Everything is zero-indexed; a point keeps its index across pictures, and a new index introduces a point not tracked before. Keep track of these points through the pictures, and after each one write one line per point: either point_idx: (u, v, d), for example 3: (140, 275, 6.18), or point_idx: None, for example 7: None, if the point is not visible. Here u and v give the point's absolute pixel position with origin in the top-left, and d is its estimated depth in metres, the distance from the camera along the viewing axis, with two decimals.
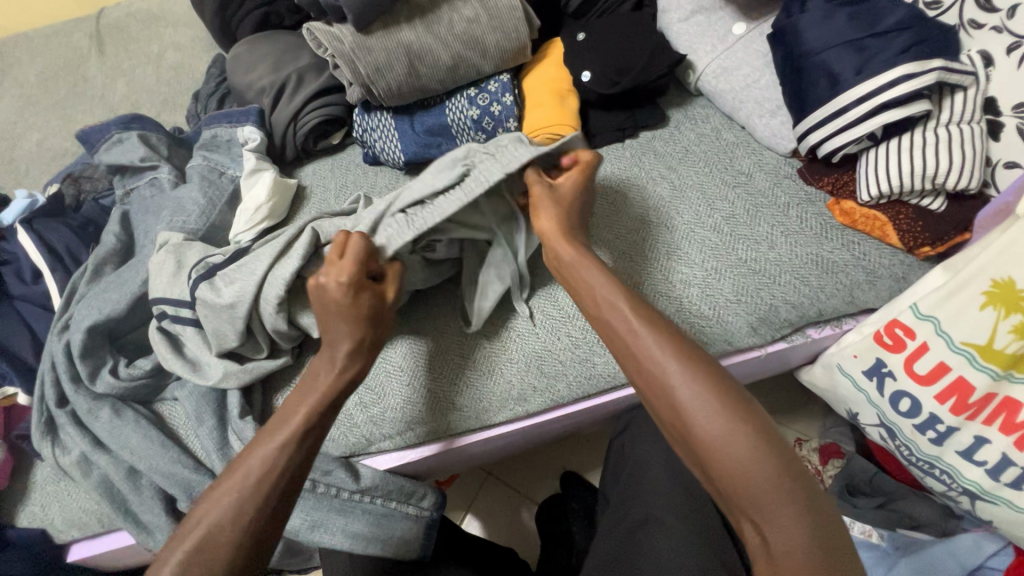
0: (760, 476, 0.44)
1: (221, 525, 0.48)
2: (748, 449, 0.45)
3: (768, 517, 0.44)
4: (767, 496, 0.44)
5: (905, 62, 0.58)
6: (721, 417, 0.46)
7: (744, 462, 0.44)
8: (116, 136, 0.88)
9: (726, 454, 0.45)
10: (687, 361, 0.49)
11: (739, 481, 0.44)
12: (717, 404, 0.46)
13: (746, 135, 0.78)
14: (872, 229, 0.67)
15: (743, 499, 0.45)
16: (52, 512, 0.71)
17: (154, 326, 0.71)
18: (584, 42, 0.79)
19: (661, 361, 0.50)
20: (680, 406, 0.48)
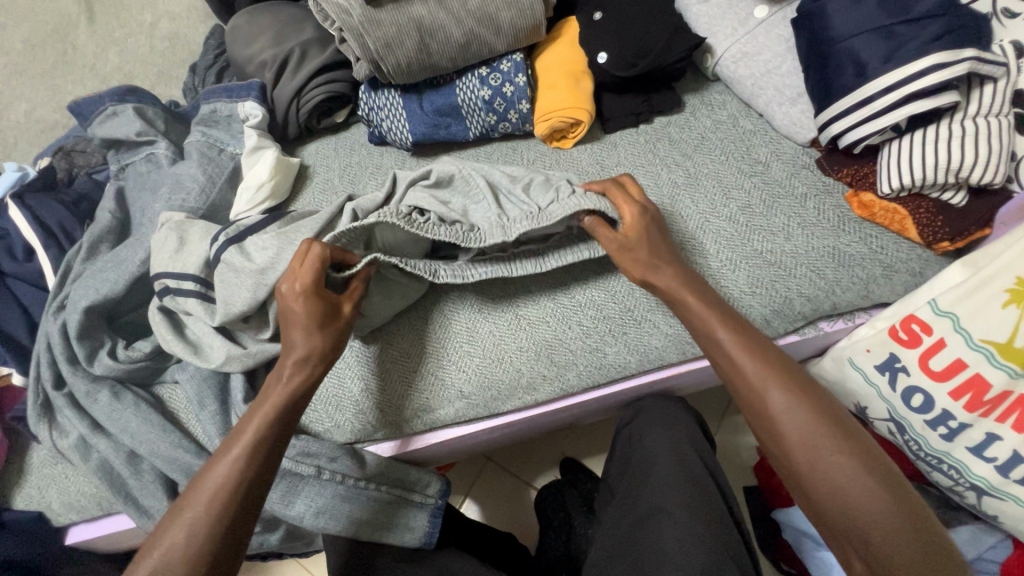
0: (876, 510, 0.46)
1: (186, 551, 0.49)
2: (865, 485, 0.47)
3: (881, 546, 0.46)
4: (886, 527, 0.45)
5: (936, 51, 0.57)
6: (834, 453, 0.48)
7: (862, 498, 0.46)
8: (111, 108, 0.85)
9: (840, 493, 0.47)
10: (800, 401, 0.50)
11: (856, 515, 0.46)
12: (834, 443, 0.48)
13: (763, 123, 0.77)
14: (891, 222, 0.65)
15: (858, 532, 0.46)
16: (50, 494, 0.70)
17: (155, 306, 0.68)
18: (600, 21, 0.76)
19: (778, 400, 0.51)
20: (798, 443, 0.49)
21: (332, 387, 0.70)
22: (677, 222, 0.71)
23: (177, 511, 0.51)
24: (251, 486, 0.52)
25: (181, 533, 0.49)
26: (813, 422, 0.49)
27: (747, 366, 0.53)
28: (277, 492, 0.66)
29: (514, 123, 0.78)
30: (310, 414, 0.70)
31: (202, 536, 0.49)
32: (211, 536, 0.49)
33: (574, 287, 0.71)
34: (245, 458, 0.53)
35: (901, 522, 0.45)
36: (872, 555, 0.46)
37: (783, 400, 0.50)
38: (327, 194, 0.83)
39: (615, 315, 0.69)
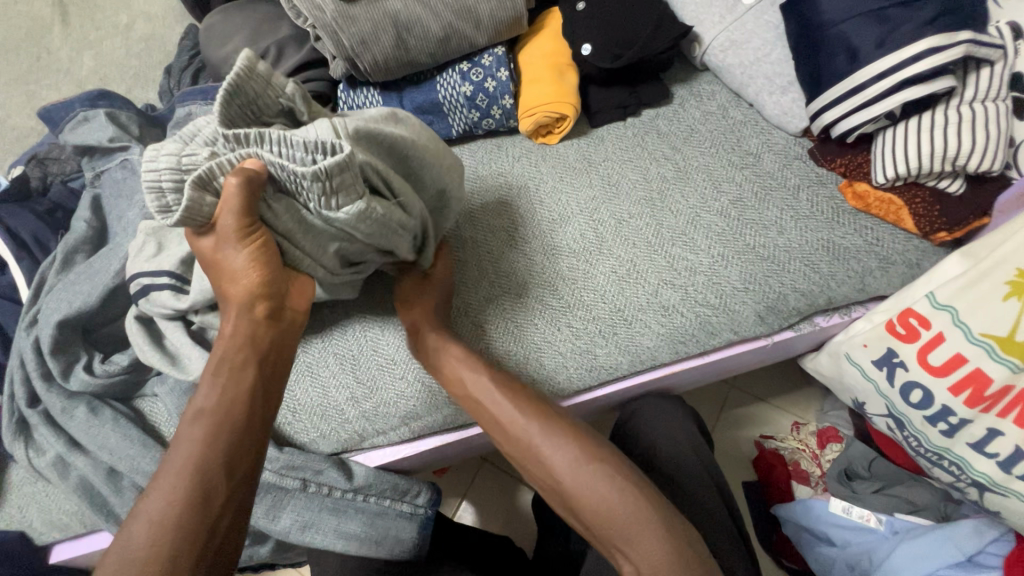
0: (621, 508, 0.49)
1: (171, 522, 0.43)
2: (601, 485, 0.51)
3: (639, 547, 0.48)
4: (634, 526, 0.49)
5: (930, 35, 0.54)
6: (574, 453, 0.52)
7: (602, 501, 0.50)
8: (83, 114, 0.83)
9: (587, 495, 0.51)
10: (542, 415, 0.55)
11: (604, 522, 0.50)
12: (576, 451, 0.53)
13: (753, 113, 0.74)
14: (887, 213, 0.64)
15: (614, 538, 0.50)
16: (30, 513, 0.68)
17: (133, 318, 0.66)
18: (584, 11, 0.74)
19: (532, 427, 0.55)
20: (558, 463, 0.52)
21: (317, 398, 0.68)
22: (670, 218, 0.69)
23: (154, 485, 0.45)
24: (236, 446, 0.47)
25: (154, 510, 0.43)
26: (561, 433, 0.54)
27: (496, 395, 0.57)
28: (262, 506, 0.65)
29: (497, 119, 0.76)
30: (295, 425, 0.67)
31: (184, 498, 0.44)
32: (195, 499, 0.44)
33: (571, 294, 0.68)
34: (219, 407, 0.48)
35: (643, 513, 0.49)
36: (631, 557, 0.49)
37: (523, 415, 0.55)
38: None
39: (605, 315, 0.66)
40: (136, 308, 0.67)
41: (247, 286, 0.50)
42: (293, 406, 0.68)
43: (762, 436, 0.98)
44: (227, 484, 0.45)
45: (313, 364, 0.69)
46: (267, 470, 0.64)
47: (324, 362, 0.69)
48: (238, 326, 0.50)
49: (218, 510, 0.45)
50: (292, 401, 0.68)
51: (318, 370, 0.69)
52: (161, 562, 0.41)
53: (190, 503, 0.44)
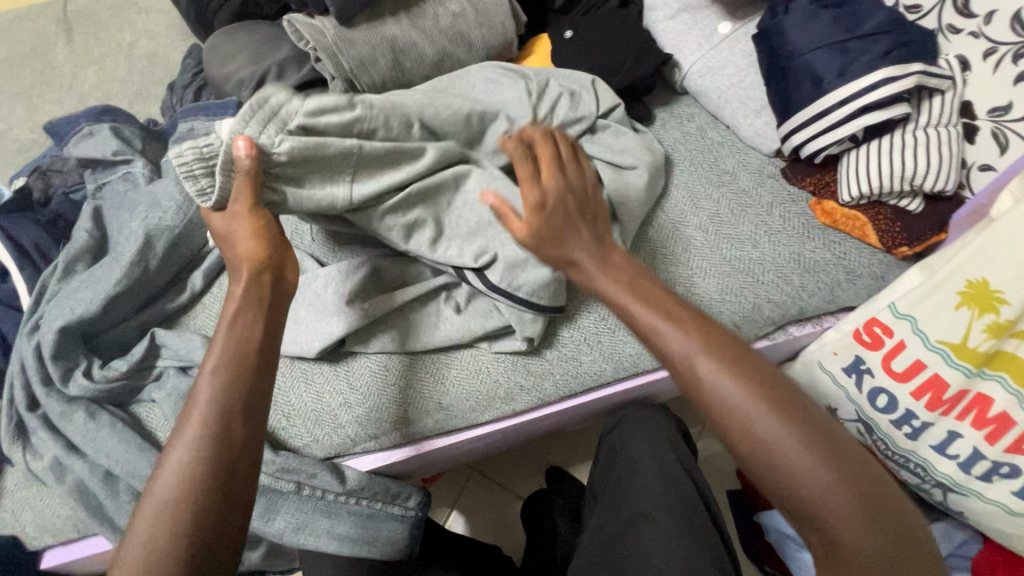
0: (839, 499, 0.40)
1: (195, 472, 0.43)
2: (792, 444, 0.41)
3: (808, 495, 0.40)
4: (809, 475, 0.40)
5: (886, 65, 0.59)
6: (805, 451, 0.41)
7: (794, 458, 0.41)
8: (88, 128, 0.85)
9: (805, 483, 0.40)
10: (742, 370, 0.43)
11: (769, 463, 0.41)
12: (732, 373, 0.43)
13: (730, 134, 0.79)
14: (853, 228, 0.68)
15: (774, 471, 0.41)
16: (25, 517, 0.69)
17: (150, 334, 0.72)
18: (571, 39, 0.79)
19: (709, 366, 0.44)
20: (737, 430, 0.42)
21: (312, 403, 0.70)
22: (653, 232, 0.72)
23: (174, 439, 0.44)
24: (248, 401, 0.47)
25: (175, 465, 0.43)
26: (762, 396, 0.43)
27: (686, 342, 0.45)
28: (257, 508, 0.66)
29: None
30: (290, 431, 0.70)
31: (208, 448, 0.44)
32: (213, 451, 0.44)
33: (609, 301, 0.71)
34: (221, 363, 0.47)
35: (853, 495, 0.40)
36: (822, 518, 0.40)
37: (726, 381, 0.43)
38: None
39: (616, 323, 0.70)
40: (159, 328, 0.73)
41: (251, 255, 0.52)
42: (287, 412, 0.70)
43: None
44: (246, 425, 0.46)
45: (308, 372, 0.71)
46: (262, 473, 0.66)
47: (318, 369, 0.71)
48: (243, 288, 0.51)
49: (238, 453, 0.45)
50: (288, 407, 0.70)
51: (312, 377, 0.71)
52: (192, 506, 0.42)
53: (213, 448, 0.44)
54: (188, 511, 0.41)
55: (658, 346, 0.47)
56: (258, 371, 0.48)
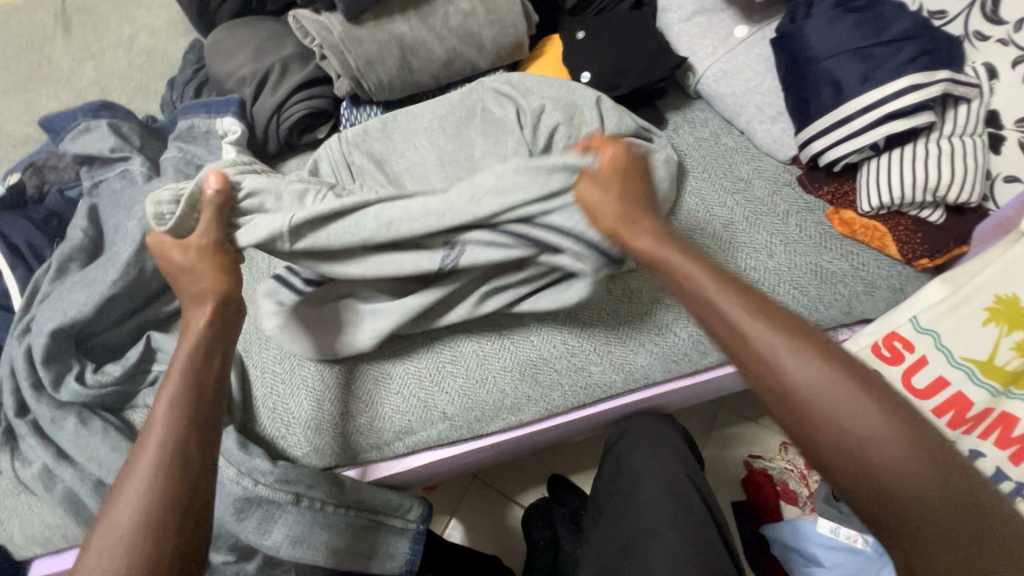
0: (925, 487, 0.36)
1: (142, 515, 0.41)
2: (870, 421, 0.37)
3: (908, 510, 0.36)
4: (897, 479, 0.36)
5: (911, 72, 0.58)
6: (886, 430, 0.37)
7: (874, 452, 0.37)
8: (85, 124, 0.83)
9: (883, 462, 0.36)
10: (811, 345, 0.40)
11: (852, 469, 0.37)
12: (748, 299, 0.43)
13: (745, 140, 0.77)
14: (872, 239, 0.66)
15: (874, 486, 0.37)
16: (12, 526, 0.67)
17: (145, 338, 0.70)
18: (584, 40, 0.77)
19: (773, 344, 0.41)
20: (816, 412, 0.38)
21: (311, 412, 0.68)
22: None
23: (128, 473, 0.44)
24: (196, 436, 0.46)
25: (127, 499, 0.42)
26: (840, 377, 0.39)
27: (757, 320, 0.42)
28: (253, 520, 0.64)
29: None
30: (288, 439, 0.67)
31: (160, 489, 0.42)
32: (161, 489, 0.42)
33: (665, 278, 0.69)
34: (181, 396, 0.47)
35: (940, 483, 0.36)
36: (915, 524, 0.36)
37: (802, 364, 0.39)
38: None
39: (675, 305, 0.68)
40: (154, 332, 0.70)
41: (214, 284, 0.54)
42: (286, 421, 0.68)
43: (751, 455, 1.01)
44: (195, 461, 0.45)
45: (307, 378, 0.69)
46: (258, 484, 0.64)
47: (317, 375, 0.69)
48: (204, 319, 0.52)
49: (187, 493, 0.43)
50: (286, 414, 0.68)
51: (312, 385, 0.68)
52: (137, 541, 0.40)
53: (161, 486, 0.43)
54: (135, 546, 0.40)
55: (717, 337, 0.44)
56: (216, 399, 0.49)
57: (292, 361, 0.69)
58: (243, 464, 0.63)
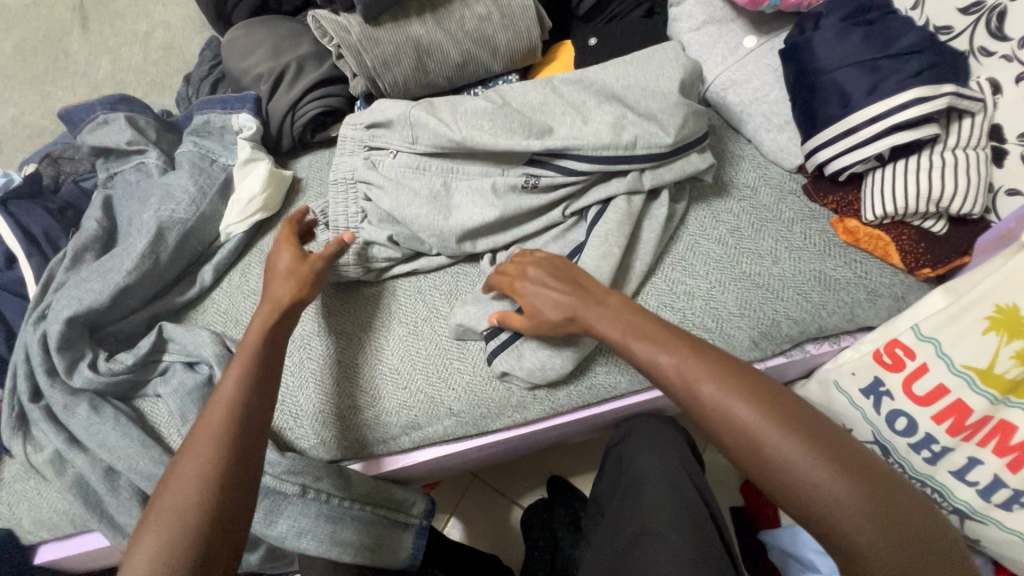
0: (836, 497, 0.41)
1: (200, 485, 0.47)
2: (780, 440, 0.43)
3: (846, 531, 0.41)
4: (840, 503, 0.41)
5: (918, 85, 0.59)
6: (807, 456, 0.42)
7: (817, 482, 0.41)
8: (102, 116, 0.83)
9: (809, 487, 0.41)
10: (739, 382, 0.46)
11: (792, 496, 0.42)
12: (709, 370, 0.47)
13: (752, 148, 0.78)
14: (875, 248, 0.67)
15: (803, 508, 0.42)
16: (20, 510, 0.68)
17: (157, 328, 0.71)
18: (595, 47, 0.79)
19: (711, 389, 0.46)
20: (749, 447, 0.44)
21: (320, 403, 0.69)
22: (676, 245, 0.72)
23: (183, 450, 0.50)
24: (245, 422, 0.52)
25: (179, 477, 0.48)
26: (765, 408, 0.44)
27: (681, 363, 0.48)
28: (259, 511, 0.65)
29: None
30: (296, 431, 0.68)
31: (209, 466, 0.48)
32: (212, 472, 0.48)
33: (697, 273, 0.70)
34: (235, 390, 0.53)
35: (845, 487, 0.41)
36: (826, 522, 0.41)
37: (725, 397, 0.45)
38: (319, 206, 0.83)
39: (700, 304, 0.68)
40: (168, 322, 0.71)
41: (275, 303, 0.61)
42: (294, 413, 0.69)
43: None
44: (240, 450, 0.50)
45: (317, 371, 0.70)
46: (267, 474, 0.65)
47: (327, 368, 0.70)
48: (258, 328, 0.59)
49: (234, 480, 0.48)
50: (295, 406, 0.69)
51: (321, 378, 0.70)
52: (189, 516, 0.46)
53: (214, 465, 0.48)
54: (183, 521, 0.45)
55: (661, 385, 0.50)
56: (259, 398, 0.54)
57: (302, 353, 0.71)
58: None
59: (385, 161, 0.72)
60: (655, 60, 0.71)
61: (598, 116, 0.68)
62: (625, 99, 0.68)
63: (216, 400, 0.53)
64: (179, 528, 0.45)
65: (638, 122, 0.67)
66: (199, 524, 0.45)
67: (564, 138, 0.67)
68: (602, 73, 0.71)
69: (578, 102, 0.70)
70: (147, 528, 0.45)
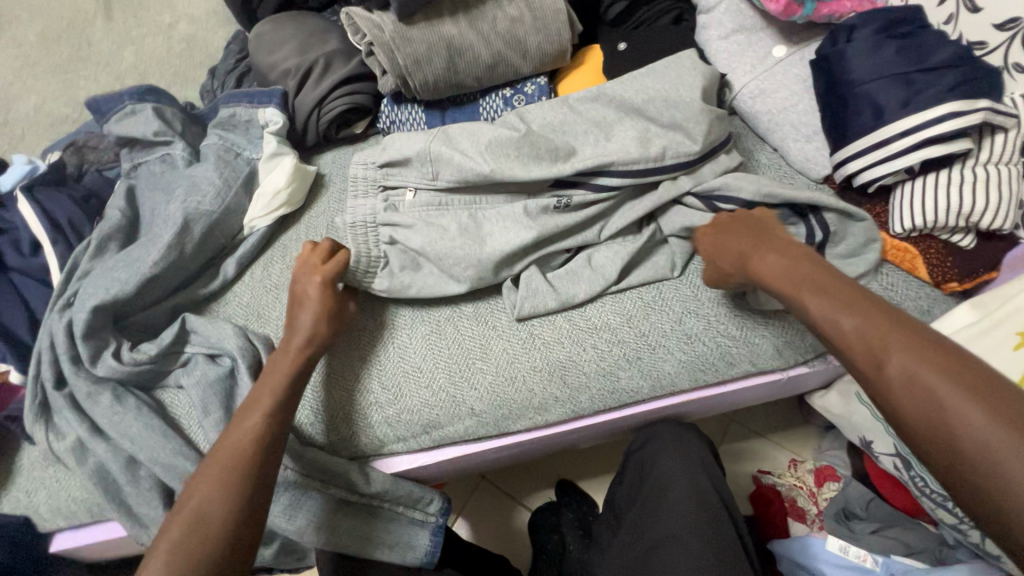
0: (992, 438, 0.39)
1: (213, 523, 0.50)
2: (926, 372, 0.43)
3: (1010, 477, 0.37)
4: (999, 448, 0.38)
5: (952, 100, 0.59)
6: (960, 394, 0.41)
7: (970, 422, 0.39)
8: (129, 107, 0.84)
9: (958, 421, 0.40)
10: (891, 321, 0.47)
11: (945, 439, 0.40)
12: (878, 322, 0.47)
13: (778, 157, 0.78)
14: (902, 260, 0.67)
15: (948, 446, 0.40)
16: (38, 498, 0.68)
17: (180, 319, 0.71)
18: (625, 52, 0.79)
19: (851, 319, 0.48)
20: (891, 374, 0.44)
21: (341, 401, 0.69)
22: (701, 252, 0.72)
23: (194, 484, 0.52)
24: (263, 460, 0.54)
25: (190, 511, 0.50)
26: (914, 343, 0.44)
27: (830, 295, 0.50)
28: (278, 504, 0.64)
29: None
30: (314, 428, 0.67)
31: (224, 506, 0.51)
32: (228, 511, 0.51)
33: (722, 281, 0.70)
34: (257, 426, 0.56)
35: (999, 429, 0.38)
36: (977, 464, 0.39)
37: (862, 328, 0.47)
38: (342, 202, 0.83)
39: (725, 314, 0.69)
40: (192, 313, 0.71)
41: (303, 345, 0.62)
42: (313, 405, 0.68)
43: (759, 471, 1.01)
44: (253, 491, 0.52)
45: (336, 369, 0.70)
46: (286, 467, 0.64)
47: (348, 366, 0.70)
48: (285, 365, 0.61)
49: (245, 524, 0.51)
50: (312, 402, 0.68)
51: (348, 372, 0.70)
52: (202, 555, 0.48)
53: (229, 505, 0.51)
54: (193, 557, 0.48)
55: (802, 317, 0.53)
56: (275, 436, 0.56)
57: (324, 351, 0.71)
58: None
59: (405, 200, 0.71)
60: (687, 67, 0.71)
61: (620, 131, 0.69)
62: (652, 108, 0.69)
63: (233, 434, 0.55)
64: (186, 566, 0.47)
65: (662, 133, 0.68)
66: (210, 560, 0.48)
67: (592, 157, 0.68)
68: (626, 82, 0.72)
69: (608, 107, 0.70)
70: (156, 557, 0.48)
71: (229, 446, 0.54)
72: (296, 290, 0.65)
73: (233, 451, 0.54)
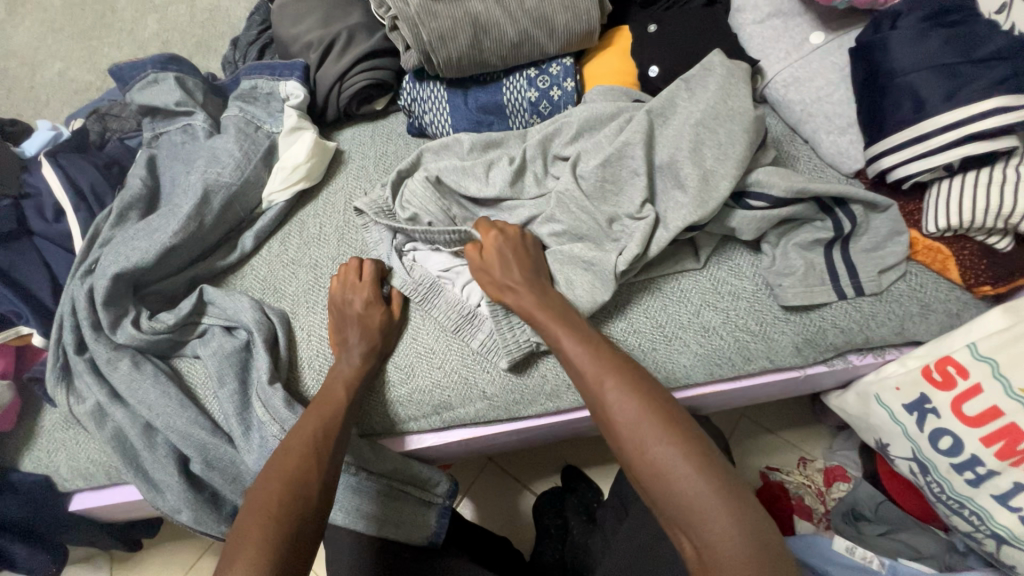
0: (695, 498, 0.45)
1: (287, 510, 0.51)
2: (668, 451, 0.47)
3: (699, 518, 0.44)
4: (673, 469, 0.46)
5: (1000, 94, 0.56)
6: (687, 466, 0.46)
7: (681, 481, 0.46)
8: (152, 75, 0.83)
9: (691, 495, 0.45)
10: (646, 396, 0.51)
11: (673, 499, 0.46)
12: (619, 375, 0.53)
13: (807, 149, 0.76)
14: (933, 261, 0.65)
15: (678, 513, 0.46)
16: (58, 459, 0.69)
17: (198, 291, 0.71)
18: (654, 34, 0.77)
19: (615, 394, 0.52)
20: (632, 447, 0.49)
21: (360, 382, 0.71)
22: (726, 246, 0.71)
23: (259, 484, 0.54)
24: (326, 455, 0.57)
25: (263, 503, 0.52)
26: (670, 420, 0.49)
27: (599, 370, 0.54)
28: None
29: None
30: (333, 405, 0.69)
31: (291, 500, 0.52)
32: (302, 502, 0.52)
33: (743, 275, 0.69)
34: (314, 429, 0.59)
35: (712, 497, 0.44)
36: (698, 527, 0.45)
37: (627, 405, 0.50)
38: (361, 180, 0.82)
39: (746, 310, 0.67)
40: (210, 287, 0.72)
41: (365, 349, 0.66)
42: None
43: (769, 467, 0.99)
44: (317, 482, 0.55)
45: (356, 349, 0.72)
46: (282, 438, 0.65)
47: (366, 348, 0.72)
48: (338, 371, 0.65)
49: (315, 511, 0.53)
50: None
51: None
52: (279, 536, 0.49)
53: (299, 495, 0.53)
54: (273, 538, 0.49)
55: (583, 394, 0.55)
56: (332, 435, 0.59)
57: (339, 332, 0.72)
58: (287, 422, 0.64)
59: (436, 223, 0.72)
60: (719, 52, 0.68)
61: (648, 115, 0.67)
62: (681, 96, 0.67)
63: (291, 437, 0.58)
64: (271, 550, 0.48)
65: (691, 119, 0.66)
66: (288, 542, 0.49)
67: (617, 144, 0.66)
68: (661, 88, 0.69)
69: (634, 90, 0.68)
70: (231, 549, 0.48)
71: (274, 473, 0.55)
72: (344, 303, 0.69)
73: (295, 451, 0.56)
